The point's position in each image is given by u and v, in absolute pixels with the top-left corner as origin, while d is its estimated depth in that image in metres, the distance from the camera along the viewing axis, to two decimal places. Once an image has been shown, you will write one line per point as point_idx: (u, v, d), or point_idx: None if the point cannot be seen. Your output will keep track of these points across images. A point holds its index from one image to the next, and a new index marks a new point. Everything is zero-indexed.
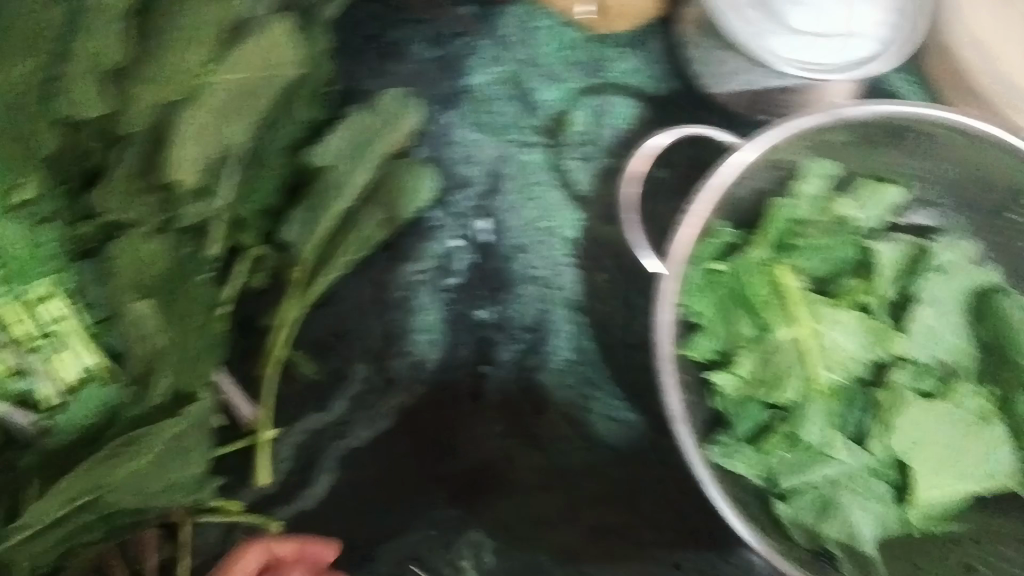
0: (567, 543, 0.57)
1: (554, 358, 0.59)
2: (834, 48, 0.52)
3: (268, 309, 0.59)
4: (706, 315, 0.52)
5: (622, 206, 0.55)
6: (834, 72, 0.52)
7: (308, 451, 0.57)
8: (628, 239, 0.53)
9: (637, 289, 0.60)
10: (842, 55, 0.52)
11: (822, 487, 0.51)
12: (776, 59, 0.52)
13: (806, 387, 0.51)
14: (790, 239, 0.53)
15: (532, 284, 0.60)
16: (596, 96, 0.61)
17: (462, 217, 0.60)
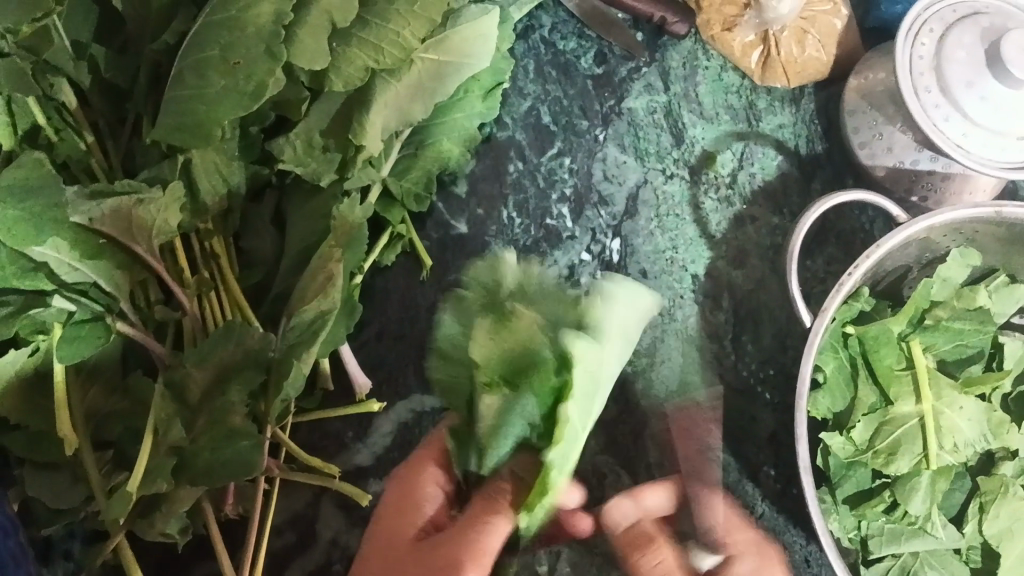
0: None
1: (664, 386, 0.60)
2: (974, 140, 0.57)
3: (400, 288, 0.61)
4: (830, 373, 0.54)
5: (783, 259, 0.55)
6: (973, 160, 0.56)
7: (407, 433, 0.58)
8: (784, 288, 0.54)
9: (748, 331, 0.62)
10: (976, 147, 0.57)
11: (907, 557, 0.53)
12: (926, 122, 0.56)
13: (919, 462, 0.53)
14: (922, 318, 0.55)
15: (652, 310, 0.61)
16: (743, 141, 0.65)
17: (598, 235, 0.62)
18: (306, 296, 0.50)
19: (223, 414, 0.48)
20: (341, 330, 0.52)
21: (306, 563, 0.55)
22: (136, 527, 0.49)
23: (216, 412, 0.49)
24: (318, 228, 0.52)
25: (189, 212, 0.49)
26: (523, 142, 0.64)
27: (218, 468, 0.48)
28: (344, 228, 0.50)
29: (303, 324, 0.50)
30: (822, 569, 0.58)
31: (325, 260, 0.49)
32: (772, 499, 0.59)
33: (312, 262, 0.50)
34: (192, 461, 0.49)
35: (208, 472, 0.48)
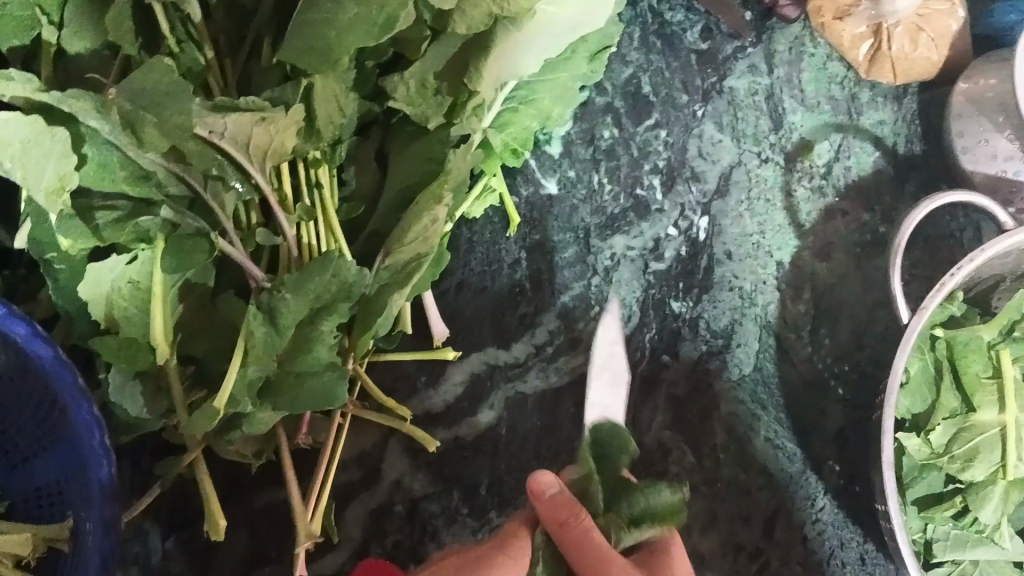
0: (705, 550, 0.57)
1: (736, 369, 0.60)
2: None
3: (485, 242, 0.60)
4: (913, 373, 0.53)
5: (889, 252, 0.54)
6: None
7: (478, 385, 0.58)
8: (889, 284, 0.53)
9: (826, 324, 0.62)
10: None
11: (968, 566, 0.53)
12: None
13: (993, 472, 0.53)
14: (1012, 329, 0.54)
15: (733, 292, 0.61)
16: (842, 133, 0.65)
17: (687, 211, 0.62)
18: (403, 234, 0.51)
19: (313, 341, 0.49)
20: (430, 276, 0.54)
21: (367, 501, 0.56)
22: (214, 442, 0.50)
23: (303, 337, 0.50)
24: (424, 170, 0.52)
25: (302, 136, 0.48)
26: (621, 110, 0.63)
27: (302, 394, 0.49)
28: (455, 173, 0.50)
29: (399, 264, 0.51)
30: (876, 570, 0.58)
31: (430, 202, 0.50)
32: (833, 494, 0.58)
33: (412, 205, 0.51)
34: (276, 382, 0.50)
35: (293, 397, 0.49)
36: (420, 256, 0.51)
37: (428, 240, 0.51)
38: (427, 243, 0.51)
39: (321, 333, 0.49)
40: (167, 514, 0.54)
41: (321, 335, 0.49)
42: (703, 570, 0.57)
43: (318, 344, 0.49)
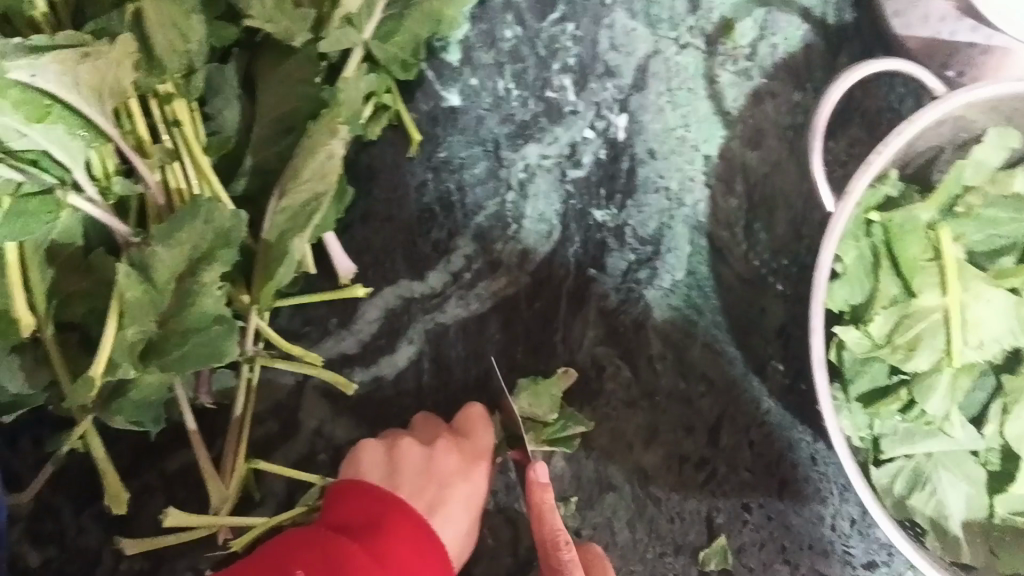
0: (648, 466, 0.55)
1: (667, 276, 0.56)
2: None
3: (386, 166, 0.56)
4: (849, 262, 0.50)
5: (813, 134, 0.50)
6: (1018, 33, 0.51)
7: (394, 320, 0.55)
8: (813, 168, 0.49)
9: (762, 218, 0.57)
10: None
11: (920, 459, 0.51)
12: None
13: (939, 359, 0.50)
14: (953, 205, 0.51)
15: (658, 194, 0.57)
16: (766, 8, 0.58)
17: (604, 110, 0.57)
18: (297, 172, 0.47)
19: (195, 296, 0.46)
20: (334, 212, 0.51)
21: (288, 453, 0.53)
22: (100, 415, 0.47)
23: (180, 295, 0.46)
24: (306, 97, 0.48)
25: (144, 70, 0.45)
26: (523, 5, 0.57)
27: (189, 354, 0.46)
28: (349, 102, 0.47)
29: (297, 205, 0.47)
30: (828, 467, 0.55)
31: (326, 135, 0.46)
32: (778, 394, 0.56)
33: (306, 138, 0.47)
34: (160, 344, 0.46)
35: (182, 358, 0.46)
36: (315, 193, 0.47)
37: (326, 178, 0.47)
38: (325, 180, 0.47)
39: (204, 286, 0.45)
40: (76, 487, 0.51)
41: (205, 289, 0.46)
42: (648, 486, 0.55)
43: (202, 299, 0.46)
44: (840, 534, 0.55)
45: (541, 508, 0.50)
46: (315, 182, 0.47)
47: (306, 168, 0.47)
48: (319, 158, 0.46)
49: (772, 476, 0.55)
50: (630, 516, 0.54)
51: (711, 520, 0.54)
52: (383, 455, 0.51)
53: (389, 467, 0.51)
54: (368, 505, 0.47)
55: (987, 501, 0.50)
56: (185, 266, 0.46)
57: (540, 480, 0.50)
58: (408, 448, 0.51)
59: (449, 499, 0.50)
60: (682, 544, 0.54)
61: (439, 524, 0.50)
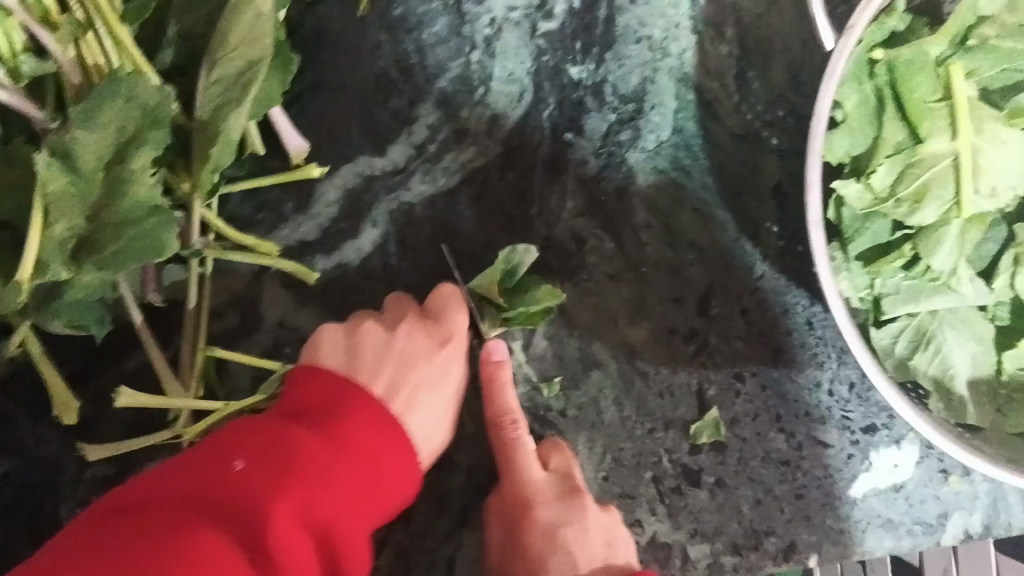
0: (635, 340, 0.52)
1: (651, 137, 0.52)
2: None
3: (334, 29, 0.50)
4: (850, 109, 0.44)
5: None
6: None
7: (356, 200, 0.51)
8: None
9: (755, 66, 0.52)
10: None
11: (925, 318, 0.47)
12: None
13: (947, 211, 0.46)
14: (966, 38, 0.45)
15: (640, 45, 0.51)
16: None
17: None
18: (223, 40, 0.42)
19: (126, 183, 0.41)
20: (278, 85, 0.45)
21: (254, 346, 0.50)
22: (38, 317, 0.43)
23: (109, 183, 0.42)
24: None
25: None
26: None
27: (125, 247, 0.42)
28: None
29: (229, 78, 0.42)
30: (826, 332, 0.52)
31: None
32: (773, 259, 0.52)
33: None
34: (94, 236, 0.42)
35: (116, 252, 0.42)
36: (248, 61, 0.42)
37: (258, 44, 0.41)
38: (258, 45, 0.41)
39: (133, 171, 0.41)
40: (32, 392, 0.48)
41: (135, 174, 0.41)
42: (636, 362, 0.52)
43: (133, 186, 0.41)
44: (839, 398, 0.52)
45: (500, 383, 0.49)
46: (246, 48, 0.41)
47: (235, 31, 0.41)
48: (248, 18, 0.41)
49: (767, 345, 0.52)
50: (618, 394, 0.52)
51: (703, 393, 0.52)
52: (343, 340, 0.48)
53: (353, 348, 0.48)
54: (325, 395, 0.44)
55: (995, 360, 0.47)
56: (111, 150, 0.41)
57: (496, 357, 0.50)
58: (370, 331, 0.48)
59: (425, 380, 0.49)
60: (672, 419, 0.52)
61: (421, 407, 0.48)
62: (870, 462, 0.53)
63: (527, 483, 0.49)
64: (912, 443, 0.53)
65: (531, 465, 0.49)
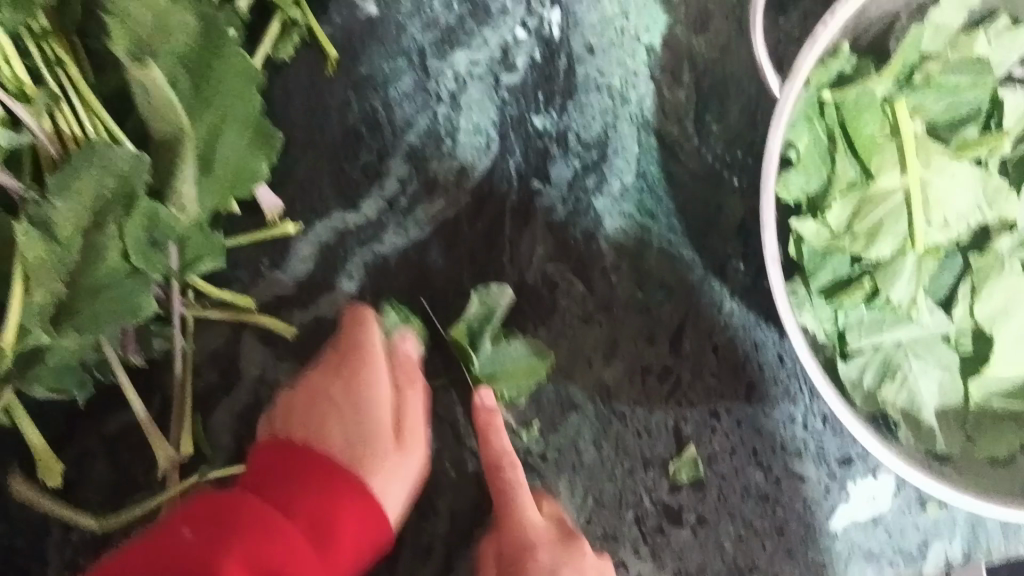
0: (610, 381, 0.53)
1: (616, 181, 0.53)
2: None
3: (302, 91, 0.51)
4: (803, 149, 0.46)
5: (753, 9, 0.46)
6: None
7: (330, 255, 0.52)
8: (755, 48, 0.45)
9: (712, 109, 0.53)
10: None
11: (890, 350, 0.49)
12: None
13: (903, 245, 0.47)
14: (911, 75, 0.47)
15: (601, 93, 0.53)
16: None
17: (534, 5, 0.52)
18: (210, 124, 0.45)
19: (105, 250, 0.42)
20: (262, 163, 0.47)
21: (233, 403, 0.51)
22: (19, 383, 0.44)
23: (87, 249, 0.42)
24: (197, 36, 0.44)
25: (10, 7, 0.41)
26: None
27: (105, 315, 0.43)
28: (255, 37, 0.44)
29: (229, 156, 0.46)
30: (796, 365, 0.53)
31: (242, 73, 0.45)
32: (740, 295, 0.53)
33: (213, 80, 0.44)
34: (70, 302, 0.43)
35: (95, 320, 0.43)
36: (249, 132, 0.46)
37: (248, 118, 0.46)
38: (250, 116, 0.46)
39: (113, 239, 0.43)
40: (13, 459, 0.49)
41: (114, 243, 0.43)
42: (612, 402, 0.53)
43: (112, 253, 0.43)
44: (813, 432, 0.53)
45: (489, 430, 0.49)
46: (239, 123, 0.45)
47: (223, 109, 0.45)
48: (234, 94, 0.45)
49: (739, 380, 0.53)
50: (596, 435, 0.52)
51: (679, 431, 0.53)
52: (304, 407, 0.49)
53: (304, 411, 0.49)
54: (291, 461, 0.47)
55: (962, 389, 0.49)
56: (90, 218, 0.42)
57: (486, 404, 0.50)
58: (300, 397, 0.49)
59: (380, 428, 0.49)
60: (650, 458, 0.53)
61: (397, 459, 0.49)
62: (849, 497, 0.53)
63: (527, 529, 0.49)
64: (888, 472, 0.54)
65: (529, 510, 0.49)
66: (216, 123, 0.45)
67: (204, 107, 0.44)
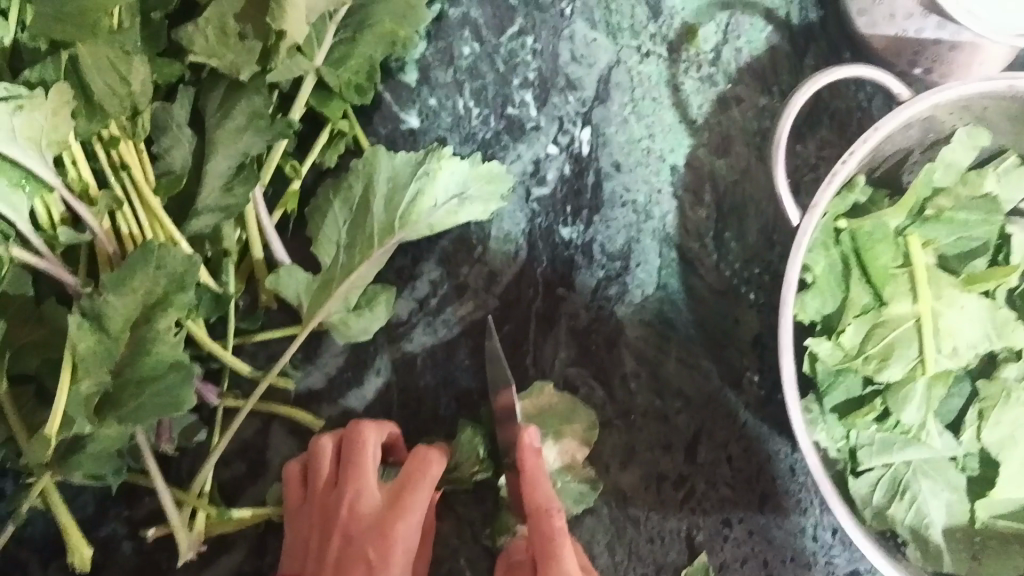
0: (626, 486, 0.54)
1: (637, 291, 0.55)
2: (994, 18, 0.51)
3: None
4: (819, 272, 0.49)
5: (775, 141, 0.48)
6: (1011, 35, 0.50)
7: (362, 352, 0.54)
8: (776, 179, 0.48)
9: (732, 228, 0.56)
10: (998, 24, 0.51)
11: (900, 468, 0.50)
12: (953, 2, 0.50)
13: (913, 368, 0.49)
14: (923, 209, 0.50)
15: (628, 208, 0.56)
16: (729, 12, 0.57)
17: (566, 123, 0.56)
18: (347, 232, 0.51)
19: (152, 342, 0.44)
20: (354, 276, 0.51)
21: (259, 492, 0.52)
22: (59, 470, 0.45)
23: (135, 342, 0.44)
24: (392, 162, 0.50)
25: (84, 116, 0.43)
26: (480, 21, 0.56)
27: (146, 404, 0.44)
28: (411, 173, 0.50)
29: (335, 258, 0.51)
30: (807, 478, 0.55)
31: (413, 210, 0.50)
32: (754, 407, 0.55)
33: (372, 197, 0.50)
34: (116, 394, 0.45)
35: (138, 409, 0.44)
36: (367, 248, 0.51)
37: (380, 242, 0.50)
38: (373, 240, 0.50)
39: (160, 332, 0.44)
40: (45, 538, 0.50)
41: (161, 335, 0.44)
42: (628, 507, 0.54)
43: (158, 345, 0.44)
44: (823, 544, 0.54)
45: (535, 470, 0.47)
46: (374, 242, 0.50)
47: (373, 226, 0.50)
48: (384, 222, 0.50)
49: (752, 490, 0.54)
50: (610, 539, 0.53)
51: (692, 538, 0.54)
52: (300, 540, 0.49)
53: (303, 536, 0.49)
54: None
55: (968, 508, 0.50)
56: (140, 312, 0.44)
57: (532, 444, 0.47)
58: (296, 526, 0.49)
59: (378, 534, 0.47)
60: (663, 565, 0.54)
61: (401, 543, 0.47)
62: None
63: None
64: None
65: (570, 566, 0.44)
66: (359, 236, 0.51)
67: (360, 219, 0.51)
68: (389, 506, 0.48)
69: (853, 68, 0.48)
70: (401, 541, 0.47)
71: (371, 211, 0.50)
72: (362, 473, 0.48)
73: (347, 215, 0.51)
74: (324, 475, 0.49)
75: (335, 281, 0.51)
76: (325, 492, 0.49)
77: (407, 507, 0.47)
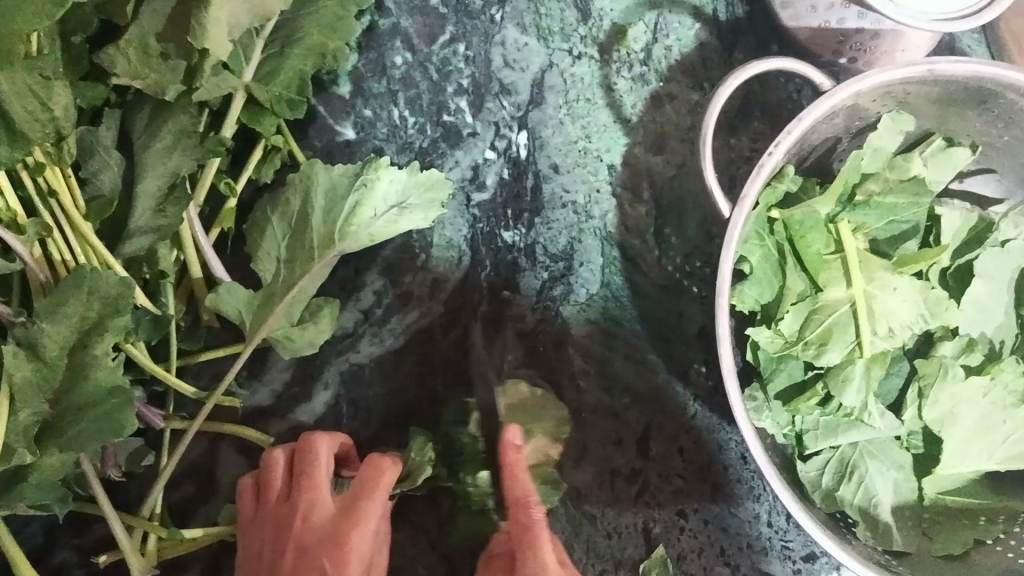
0: (580, 484, 0.54)
1: (581, 291, 0.56)
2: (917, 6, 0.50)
3: None
4: (756, 262, 0.49)
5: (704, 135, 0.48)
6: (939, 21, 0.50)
7: (309, 366, 0.54)
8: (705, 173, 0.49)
9: (671, 223, 0.57)
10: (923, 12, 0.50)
11: (847, 451, 0.51)
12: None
13: (851, 351, 0.50)
14: (853, 194, 0.51)
15: (568, 209, 0.56)
16: (656, 11, 0.58)
17: (502, 128, 0.56)
18: (284, 248, 0.51)
19: (89, 368, 0.44)
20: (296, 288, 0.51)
21: (211, 512, 0.52)
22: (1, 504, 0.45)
23: (72, 368, 0.44)
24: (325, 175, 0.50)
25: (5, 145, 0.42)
26: (411, 30, 0.54)
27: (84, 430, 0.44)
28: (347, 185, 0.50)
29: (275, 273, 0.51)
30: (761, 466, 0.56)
31: (351, 221, 0.50)
32: (703, 398, 0.56)
33: (309, 212, 0.50)
34: (55, 423, 0.44)
35: (76, 438, 0.43)
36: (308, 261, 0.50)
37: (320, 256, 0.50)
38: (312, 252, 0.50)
39: (97, 358, 0.44)
40: None
41: (98, 361, 0.44)
42: (582, 505, 0.53)
43: (95, 370, 0.44)
44: (778, 529, 0.55)
45: (515, 466, 0.47)
46: (315, 256, 0.50)
47: (312, 240, 0.50)
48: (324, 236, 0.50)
49: (705, 480, 0.55)
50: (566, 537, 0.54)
51: (648, 532, 0.54)
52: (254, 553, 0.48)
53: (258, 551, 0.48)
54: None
55: (916, 486, 0.51)
56: (76, 338, 0.44)
57: (513, 441, 0.47)
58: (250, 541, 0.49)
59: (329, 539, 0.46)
60: (622, 559, 0.53)
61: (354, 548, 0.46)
62: None
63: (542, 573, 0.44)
64: None
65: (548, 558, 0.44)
66: (299, 252, 0.50)
67: (298, 234, 0.50)
68: (342, 515, 0.47)
69: (776, 61, 0.49)
70: (356, 552, 0.46)
71: (309, 225, 0.50)
72: (313, 483, 0.48)
73: (284, 229, 0.51)
74: (277, 486, 0.49)
75: (277, 294, 0.50)
76: (279, 503, 0.49)
77: (363, 514, 0.47)
